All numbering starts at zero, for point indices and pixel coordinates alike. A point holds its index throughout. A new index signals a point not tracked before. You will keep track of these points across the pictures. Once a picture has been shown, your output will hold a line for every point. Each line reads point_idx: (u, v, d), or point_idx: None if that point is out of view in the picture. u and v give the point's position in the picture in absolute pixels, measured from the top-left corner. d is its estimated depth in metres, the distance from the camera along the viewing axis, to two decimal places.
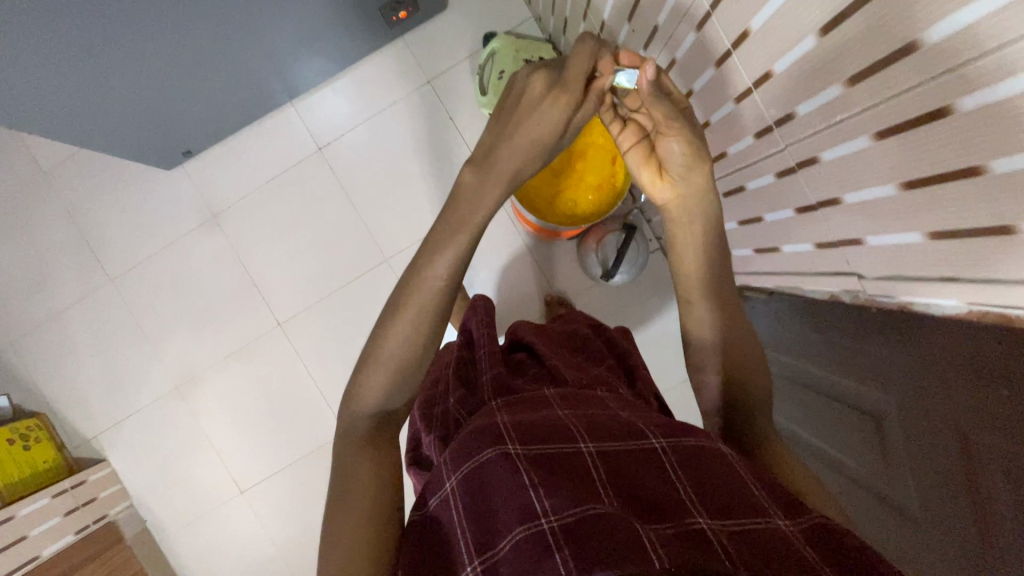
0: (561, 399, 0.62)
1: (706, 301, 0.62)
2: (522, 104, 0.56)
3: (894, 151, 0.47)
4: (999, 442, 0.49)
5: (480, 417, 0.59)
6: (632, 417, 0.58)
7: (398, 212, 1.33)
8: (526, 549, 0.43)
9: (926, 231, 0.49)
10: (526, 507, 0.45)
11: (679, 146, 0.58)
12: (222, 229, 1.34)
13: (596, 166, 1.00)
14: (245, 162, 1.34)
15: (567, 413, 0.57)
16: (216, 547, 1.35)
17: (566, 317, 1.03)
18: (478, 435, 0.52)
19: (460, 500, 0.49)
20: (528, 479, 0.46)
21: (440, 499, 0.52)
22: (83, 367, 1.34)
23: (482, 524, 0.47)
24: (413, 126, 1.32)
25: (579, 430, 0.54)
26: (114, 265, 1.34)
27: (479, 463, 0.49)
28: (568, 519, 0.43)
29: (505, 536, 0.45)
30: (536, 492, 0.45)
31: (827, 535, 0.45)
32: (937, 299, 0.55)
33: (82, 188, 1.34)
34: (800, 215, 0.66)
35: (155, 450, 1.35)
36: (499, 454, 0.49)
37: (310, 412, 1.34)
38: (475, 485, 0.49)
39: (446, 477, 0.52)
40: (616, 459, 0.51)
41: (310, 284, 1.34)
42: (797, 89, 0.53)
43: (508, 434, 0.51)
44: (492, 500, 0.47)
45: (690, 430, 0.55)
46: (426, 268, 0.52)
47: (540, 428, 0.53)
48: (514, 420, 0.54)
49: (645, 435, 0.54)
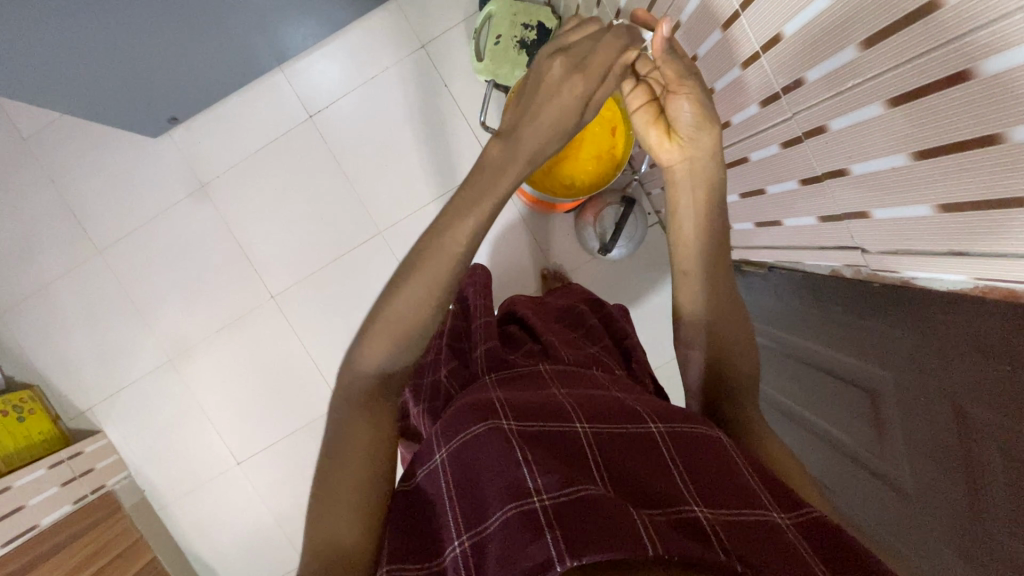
0: (558, 380, 0.63)
1: (701, 278, 0.59)
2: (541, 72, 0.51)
3: (906, 119, 0.45)
4: (998, 419, 0.49)
5: (475, 392, 0.60)
6: (629, 400, 0.59)
7: (391, 183, 1.30)
8: (515, 524, 0.43)
9: (935, 204, 0.47)
10: (517, 484, 0.46)
11: (690, 106, 0.55)
12: (211, 199, 1.31)
13: (596, 135, 0.97)
14: (233, 130, 1.29)
15: (564, 395, 0.58)
16: (214, 516, 1.36)
17: (560, 292, 1.03)
18: (474, 411, 0.53)
19: (449, 474, 0.51)
20: (521, 456, 0.47)
21: (429, 471, 0.53)
22: (75, 339, 1.33)
23: (471, 500, 0.48)
24: (406, 93, 1.28)
25: (574, 410, 0.55)
26: (102, 234, 1.31)
27: (471, 437, 0.51)
28: (561, 498, 0.44)
29: (494, 511, 0.46)
30: (530, 469, 0.46)
31: (823, 531, 0.46)
32: (942, 274, 0.53)
33: (64, 155, 1.30)
34: (805, 187, 0.64)
35: (150, 422, 1.35)
36: (490, 429, 0.50)
37: (305, 384, 1.33)
38: (466, 459, 0.50)
39: (437, 449, 0.53)
40: (613, 440, 0.52)
41: (303, 256, 1.32)
42: (807, 53, 0.51)
43: (503, 412, 0.52)
44: (483, 476, 0.48)
45: (687, 417, 0.56)
46: (445, 231, 0.48)
47: (537, 408, 0.55)
48: (509, 400, 0.55)
49: (643, 418, 0.55)
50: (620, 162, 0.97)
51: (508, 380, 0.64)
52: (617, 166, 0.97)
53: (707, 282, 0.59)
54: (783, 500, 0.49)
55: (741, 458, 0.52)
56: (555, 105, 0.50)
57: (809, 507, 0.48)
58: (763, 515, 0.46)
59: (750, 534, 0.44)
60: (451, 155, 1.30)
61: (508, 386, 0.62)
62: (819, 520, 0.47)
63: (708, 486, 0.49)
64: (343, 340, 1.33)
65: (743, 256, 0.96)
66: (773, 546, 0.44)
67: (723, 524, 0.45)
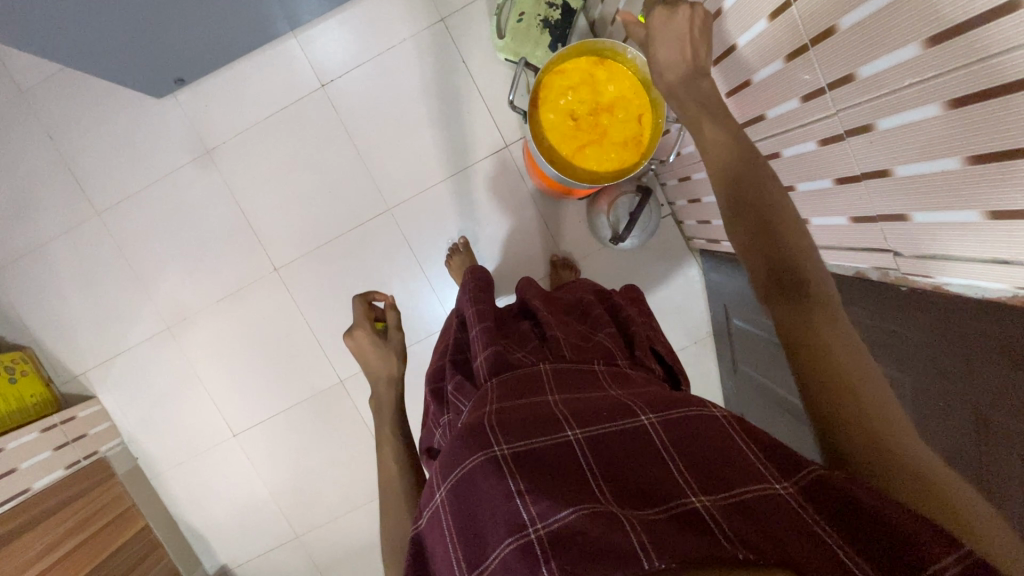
0: (556, 384, 0.59)
1: (727, 184, 0.55)
2: (370, 357, 0.91)
3: (966, 122, 0.44)
4: (1018, 426, 0.50)
5: (473, 411, 0.56)
6: (625, 397, 0.55)
7: (403, 159, 1.27)
8: (515, 563, 0.39)
9: (985, 211, 0.47)
10: (512, 517, 0.41)
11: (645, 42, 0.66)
12: (217, 167, 1.27)
13: (620, 119, 0.95)
14: (243, 95, 1.25)
15: (558, 401, 0.54)
16: (207, 487, 1.36)
17: (566, 287, 1.01)
18: (466, 439, 0.48)
19: (450, 515, 0.46)
20: (514, 486, 0.43)
21: (432, 514, 0.49)
22: (70, 302, 1.30)
23: (469, 540, 0.43)
24: (423, 67, 1.24)
25: (567, 417, 0.51)
26: (102, 196, 1.28)
27: (466, 472, 0.46)
28: (555, 526, 0.39)
29: (492, 549, 0.41)
30: (522, 500, 0.42)
31: (828, 486, 0.41)
32: (980, 280, 0.52)
33: (63, 112, 1.25)
34: (839, 186, 0.63)
35: (144, 390, 1.32)
36: (482, 460, 0.46)
37: (307, 359, 1.32)
38: (464, 496, 0.46)
39: (437, 488, 0.49)
40: (609, 444, 0.48)
41: (309, 230, 1.29)
42: (862, 47, 0.49)
43: (492, 433, 0.48)
44: (480, 512, 0.44)
45: (680, 403, 0.52)
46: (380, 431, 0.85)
47: (527, 420, 0.50)
48: (500, 416, 0.51)
49: (634, 412, 0.51)
50: (646, 155, 0.95)
51: (506, 385, 0.60)
52: (642, 159, 0.95)
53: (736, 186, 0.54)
54: (783, 468, 0.44)
55: (739, 433, 0.48)
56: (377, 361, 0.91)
57: (811, 463, 0.43)
58: (765, 491, 0.42)
59: (756, 517, 0.40)
60: (465, 134, 1.27)
61: (506, 393, 0.58)
62: (825, 478, 0.41)
63: (706, 472, 0.44)
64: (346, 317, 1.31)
65: None
66: (779, 522, 0.39)
67: (727, 511, 0.41)
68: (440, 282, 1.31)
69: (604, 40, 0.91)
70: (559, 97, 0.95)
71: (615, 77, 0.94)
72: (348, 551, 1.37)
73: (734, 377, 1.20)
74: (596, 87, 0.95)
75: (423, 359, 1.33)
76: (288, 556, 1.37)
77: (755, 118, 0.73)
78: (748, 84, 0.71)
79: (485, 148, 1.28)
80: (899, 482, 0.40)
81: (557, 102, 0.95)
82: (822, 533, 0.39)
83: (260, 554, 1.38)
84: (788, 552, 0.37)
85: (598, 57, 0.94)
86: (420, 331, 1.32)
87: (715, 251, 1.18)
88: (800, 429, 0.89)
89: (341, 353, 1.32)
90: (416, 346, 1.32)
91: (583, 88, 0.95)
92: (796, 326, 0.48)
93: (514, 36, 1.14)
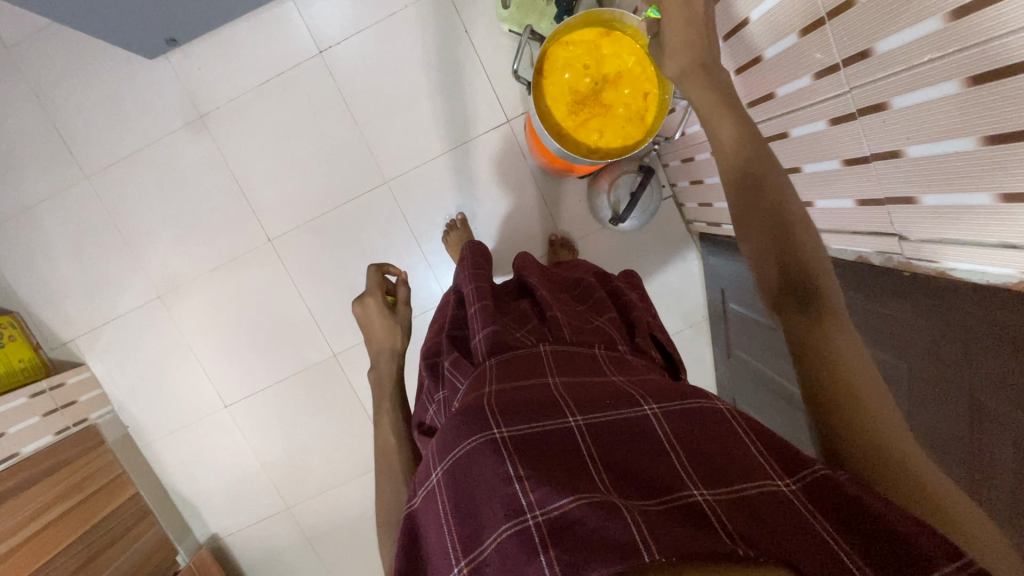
0: (557, 368, 0.59)
1: (733, 177, 0.55)
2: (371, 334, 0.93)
3: (982, 101, 0.43)
4: (1013, 413, 0.50)
5: (470, 391, 0.56)
6: (627, 384, 0.55)
7: (401, 131, 1.25)
8: (511, 548, 0.39)
9: (996, 193, 0.46)
10: (509, 501, 0.41)
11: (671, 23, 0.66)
12: (211, 133, 1.24)
13: (625, 92, 0.93)
14: (238, 59, 1.21)
15: (559, 386, 0.54)
16: (198, 457, 1.36)
17: (565, 266, 0.99)
18: (464, 420, 0.48)
19: (446, 496, 0.45)
20: (512, 471, 0.42)
21: (427, 493, 0.48)
22: (59, 268, 1.27)
23: (464, 521, 0.43)
24: (424, 35, 1.21)
25: (568, 404, 0.50)
26: (92, 160, 1.24)
27: (463, 453, 0.46)
28: (554, 513, 0.39)
29: (489, 532, 0.41)
30: (521, 485, 0.41)
31: (831, 489, 0.40)
32: (988, 265, 0.52)
33: (49, 70, 1.21)
34: (847, 168, 0.62)
35: (135, 359, 1.31)
36: (480, 443, 0.45)
37: (300, 331, 1.31)
38: (461, 477, 0.45)
39: (433, 468, 0.48)
40: (610, 432, 0.47)
41: (304, 201, 1.27)
42: (881, 21, 0.48)
43: (493, 415, 0.47)
44: (477, 495, 0.43)
45: (684, 394, 0.52)
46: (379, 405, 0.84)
47: (528, 403, 0.49)
48: (500, 398, 0.50)
49: (637, 401, 0.51)
50: (651, 131, 0.93)
51: (506, 366, 0.59)
52: (648, 135, 0.93)
53: (743, 180, 0.54)
54: (785, 462, 0.44)
55: (743, 424, 0.48)
56: (381, 332, 0.92)
57: (815, 463, 0.43)
58: (767, 486, 0.42)
59: (758, 512, 0.40)
60: (466, 108, 1.24)
61: (507, 374, 0.57)
62: (827, 478, 0.41)
63: (707, 465, 0.44)
64: (339, 290, 1.29)
65: None
66: (778, 517, 0.39)
67: (727, 505, 0.40)
68: (437, 259, 1.29)
69: (612, 10, 0.88)
70: (564, 69, 0.93)
71: (619, 47, 0.91)
72: (338, 523, 1.38)
73: (728, 361, 1.21)
74: (601, 60, 0.92)
75: (419, 335, 1.33)
76: (278, 527, 1.38)
77: (763, 97, 0.72)
78: (759, 60, 0.69)
79: (486, 122, 1.25)
80: (897, 485, 0.40)
81: (562, 75, 0.93)
82: (819, 526, 0.39)
83: (250, 524, 1.38)
84: (789, 549, 0.36)
85: (608, 27, 0.91)
86: (415, 306, 1.31)
87: (715, 235, 1.18)
88: (793, 413, 0.90)
89: (335, 326, 1.31)
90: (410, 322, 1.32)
91: (589, 59, 0.92)
92: (805, 328, 0.47)
93: (519, 7, 1.12)
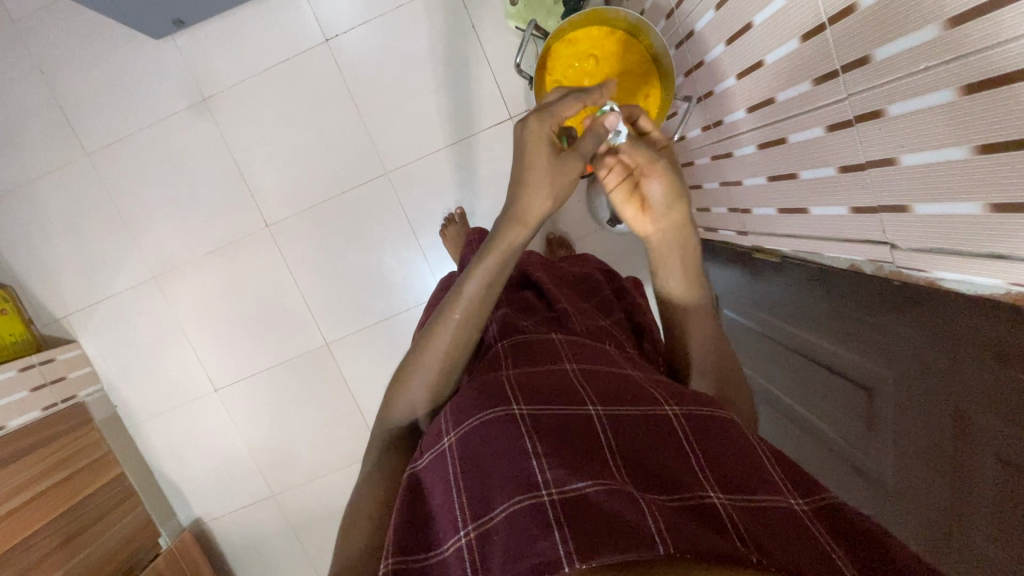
0: (573, 354, 0.58)
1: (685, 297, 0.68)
2: (524, 142, 0.57)
3: (977, 109, 0.43)
4: (995, 425, 0.50)
5: (486, 370, 0.57)
6: (643, 379, 0.55)
7: (404, 123, 1.25)
8: (524, 521, 0.39)
9: (988, 203, 0.46)
10: (526, 477, 0.41)
11: (661, 186, 0.63)
12: (213, 116, 1.24)
13: (627, 90, 0.93)
14: (244, 43, 1.21)
15: (575, 372, 0.54)
16: (185, 440, 1.35)
17: (571, 260, 0.99)
18: (483, 395, 0.49)
19: (457, 463, 0.46)
20: (531, 447, 0.43)
21: (435, 455, 0.49)
22: (54, 244, 1.27)
23: (477, 489, 0.44)
24: (432, 28, 1.21)
25: (587, 392, 0.50)
26: (92, 137, 1.24)
27: (480, 422, 0.47)
28: (569, 494, 0.39)
29: (500, 503, 0.42)
30: (539, 462, 0.42)
31: (839, 517, 0.42)
32: (975, 275, 0.52)
33: (55, 45, 1.21)
34: (843, 175, 0.62)
35: (127, 337, 1.31)
36: (500, 417, 0.46)
37: (293, 317, 1.30)
38: (475, 447, 0.46)
39: (445, 434, 0.49)
40: (626, 423, 0.47)
41: (303, 188, 1.27)
42: (880, 28, 0.48)
43: (512, 394, 0.48)
44: (491, 467, 0.44)
45: (702, 400, 0.52)
46: None
47: (548, 387, 0.50)
48: (519, 379, 0.51)
49: (657, 400, 0.50)
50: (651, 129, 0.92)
51: (519, 353, 0.59)
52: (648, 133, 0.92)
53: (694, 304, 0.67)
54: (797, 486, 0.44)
55: (758, 443, 0.49)
56: None
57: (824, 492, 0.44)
58: (782, 502, 0.42)
59: (769, 522, 0.40)
60: (470, 103, 1.25)
61: (521, 359, 0.58)
62: (835, 509, 0.43)
63: (724, 472, 0.44)
64: (334, 279, 1.29)
65: (759, 244, 0.95)
66: (788, 528, 0.40)
67: (741, 511, 0.40)
68: (433, 252, 1.29)
69: (616, 9, 0.88)
70: (568, 67, 0.93)
71: (622, 45, 0.92)
72: (322, 513, 1.38)
73: None
74: (605, 59, 0.92)
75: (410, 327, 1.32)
76: (262, 514, 1.38)
77: (763, 102, 0.72)
78: (760, 65, 0.69)
79: (489, 118, 1.25)
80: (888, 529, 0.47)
81: (565, 73, 0.94)
82: (829, 546, 0.39)
83: (234, 510, 1.38)
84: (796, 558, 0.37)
85: (611, 27, 0.91)
86: (408, 299, 1.31)
87: (711, 241, 1.18)
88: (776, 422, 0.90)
89: (328, 315, 1.31)
90: (403, 314, 1.31)
91: (592, 59, 0.93)
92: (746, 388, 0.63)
93: (527, 4, 1.12)
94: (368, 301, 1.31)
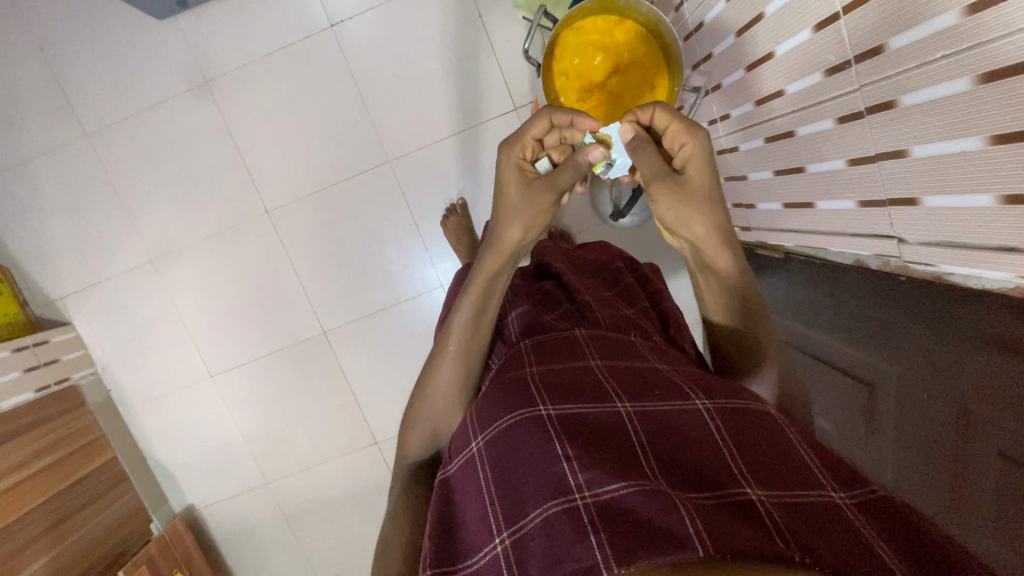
0: (596, 350, 0.58)
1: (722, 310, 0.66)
2: (503, 176, 0.65)
3: (990, 98, 0.43)
4: (1000, 420, 0.50)
5: (510, 369, 0.58)
6: (673, 373, 0.54)
7: (408, 111, 1.24)
8: (559, 527, 0.39)
9: (1000, 195, 0.45)
10: (558, 480, 0.41)
11: (667, 203, 0.61)
12: (215, 99, 1.23)
13: (635, 81, 0.92)
14: (249, 26, 1.20)
15: (601, 368, 0.54)
16: (179, 426, 1.34)
17: (589, 248, 0.98)
18: (510, 397, 0.50)
19: (489, 468, 0.47)
20: (561, 450, 0.43)
21: (467, 458, 0.51)
22: (50, 225, 1.26)
23: (509, 495, 0.44)
24: (438, 16, 1.20)
25: (615, 389, 0.50)
26: (91, 117, 1.23)
27: (508, 425, 0.47)
28: (603, 497, 0.39)
29: (533, 507, 0.42)
30: (569, 465, 0.41)
31: (885, 510, 0.42)
32: (985, 270, 0.52)
33: (56, 23, 1.19)
34: (851, 168, 0.62)
35: (122, 321, 1.30)
36: (528, 419, 0.46)
37: (291, 305, 1.29)
38: (504, 450, 0.47)
39: (474, 437, 0.51)
40: (657, 419, 0.47)
41: (304, 175, 1.26)
42: (896, 14, 0.47)
43: (538, 394, 0.49)
44: (521, 471, 0.44)
45: (734, 392, 0.51)
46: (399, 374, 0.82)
47: (576, 386, 0.50)
48: (544, 379, 0.51)
49: (688, 394, 0.49)
50: None
51: (543, 351, 0.59)
52: None
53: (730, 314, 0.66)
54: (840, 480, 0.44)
55: (794, 434, 0.47)
56: None
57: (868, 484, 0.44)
58: (821, 497, 0.41)
59: (809, 519, 0.39)
60: (475, 93, 1.24)
61: (546, 357, 0.58)
62: (883, 500, 0.43)
63: (763, 468, 0.43)
64: (333, 267, 1.29)
65: (762, 240, 0.95)
66: (832, 526, 0.39)
67: (781, 507, 0.40)
68: (433, 243, 1.29)
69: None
70: (574, 55, 0.92)
71: (631, 36, 0.91)
72: (315, 503, 1.37)
73: None
74: (613, 48, 0.91)
75: (408, 318, 1.31)
76: (255, 502, 1.37)
77: (773, 95, 0.71)
78: (771, 57, 0.69)
79: (494, 108, 1.24)
80: None
81: (571, 61, 0.92)
82: (870, 540, 0.38)
83: (226, 497, 1.37)
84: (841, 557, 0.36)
85: (619, 17, 0.91)
86: (408, 290, 1.30)
87: None
88: None
89: (326, 303, 1.30)
90: (402, 304, 1.31)
91: (599, 48, 0.92)
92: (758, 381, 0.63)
93: None
94: (366, 291, 1.30)
